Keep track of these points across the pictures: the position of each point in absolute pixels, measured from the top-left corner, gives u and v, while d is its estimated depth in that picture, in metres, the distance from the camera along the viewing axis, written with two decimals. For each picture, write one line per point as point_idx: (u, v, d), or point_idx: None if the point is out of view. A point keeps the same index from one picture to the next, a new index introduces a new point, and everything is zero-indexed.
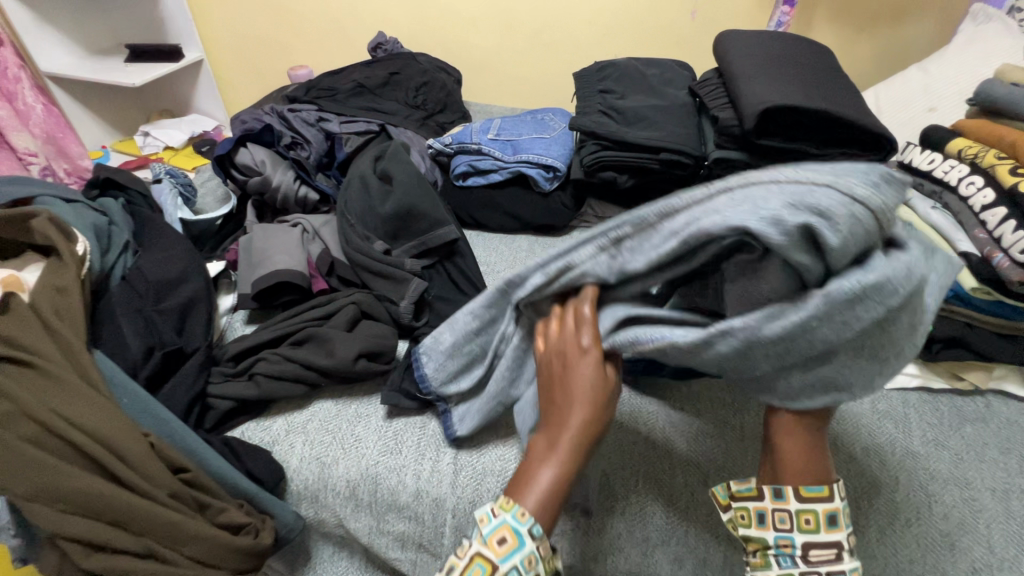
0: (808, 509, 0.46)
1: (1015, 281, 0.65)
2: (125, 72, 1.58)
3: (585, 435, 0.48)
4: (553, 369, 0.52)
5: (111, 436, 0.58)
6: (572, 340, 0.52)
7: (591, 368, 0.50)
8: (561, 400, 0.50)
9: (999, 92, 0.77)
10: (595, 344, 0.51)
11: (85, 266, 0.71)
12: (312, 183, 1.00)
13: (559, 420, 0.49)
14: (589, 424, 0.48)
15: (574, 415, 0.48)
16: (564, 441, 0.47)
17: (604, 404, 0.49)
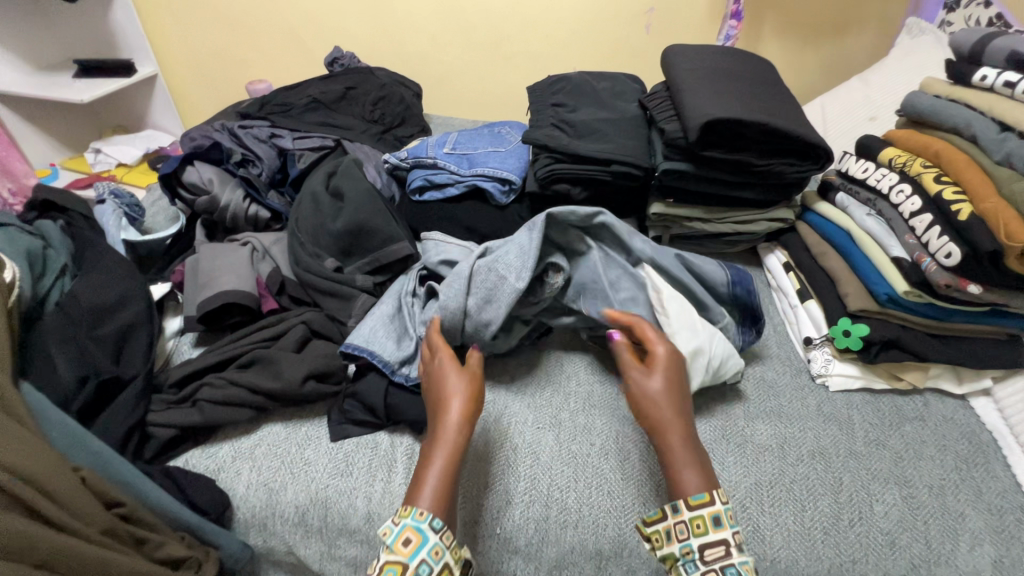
0: (699, 515, 0.52)
1: (941, 283, 0.69)
2: (73, 88, 1.53)
3: (461, 424, 0.58)
4: (428, 390, 0.64)
5: (37, 474, 0.53)
6: (438, 362, 0.65)
7: (456, 375, 0.62)
8: (440, 392, 0.61)
9: (924, 103, 0.80)
10: (454, 359, 0.64)
11: (14, 293, 0.68)
12: (263, 202, 0.99)
13: (439, 418, 0.59)
14: (465, 405, 0.59)
15: (449, 406, 0.59)
16: (446, 424, 0.58)
17: (475, 397, 0.61)
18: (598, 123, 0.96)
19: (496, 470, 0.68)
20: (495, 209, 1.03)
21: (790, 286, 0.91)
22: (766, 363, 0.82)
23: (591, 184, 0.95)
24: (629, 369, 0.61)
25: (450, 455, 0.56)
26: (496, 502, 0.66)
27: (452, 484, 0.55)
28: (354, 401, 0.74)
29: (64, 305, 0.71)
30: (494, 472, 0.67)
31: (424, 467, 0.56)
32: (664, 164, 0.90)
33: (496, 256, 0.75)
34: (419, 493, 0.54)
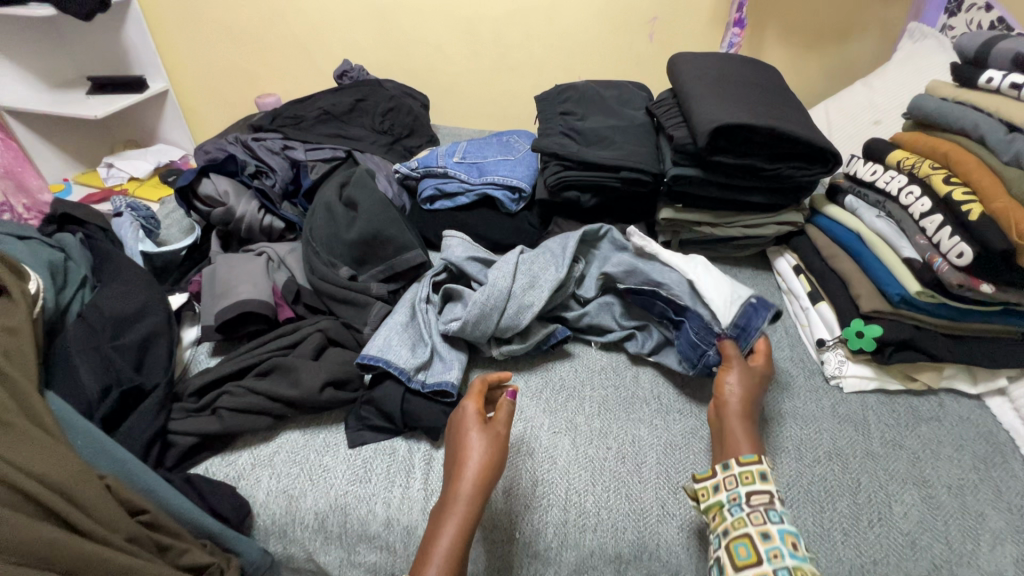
0: (748, 470, 0.58)
1: (953, 283, 0.69)
2: (87, 104, 1.56)
3: (477, 487, 0.57)
4: (450, 444, 0.63)
5: (64, 481, 0.54)
6: (463, 417, 0.64)
7: (478, 433, 0.61)
8: (459, 453, 0.60)
9: (929, 106, 0.82)
10: (478, 416, 0.63)
11: (38, 304, 0.70)
12: (279, 213, 1.01)
13: (454, 479, 0.58)
14: (482, 470, 0.57)
15: (465, 466, 0.58)
16: (460, 489, 0.56)
17: (495, 464, 0.59)
18: (606, 131, 0.98)
19: (508, 480, 0.68)
20: (505, 216, 1.04)
21: (801, 289, 0.92)
22: (779, 365, 0.83)
23: (601, 191, 0.96)
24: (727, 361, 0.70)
25: (462, 519, 0.55)
26: (510, 507, 0.66)
27: (460, 554, 0.53)
28: (371, 407, 0.74)
29: (86, 316, 0.73)
30: (511, 482, 0.67)
31: (432, 533, 0.55)
32: (673, 169, 0.91)
33: (534, 260, 0.83)
34: (425, 561, 0.52)
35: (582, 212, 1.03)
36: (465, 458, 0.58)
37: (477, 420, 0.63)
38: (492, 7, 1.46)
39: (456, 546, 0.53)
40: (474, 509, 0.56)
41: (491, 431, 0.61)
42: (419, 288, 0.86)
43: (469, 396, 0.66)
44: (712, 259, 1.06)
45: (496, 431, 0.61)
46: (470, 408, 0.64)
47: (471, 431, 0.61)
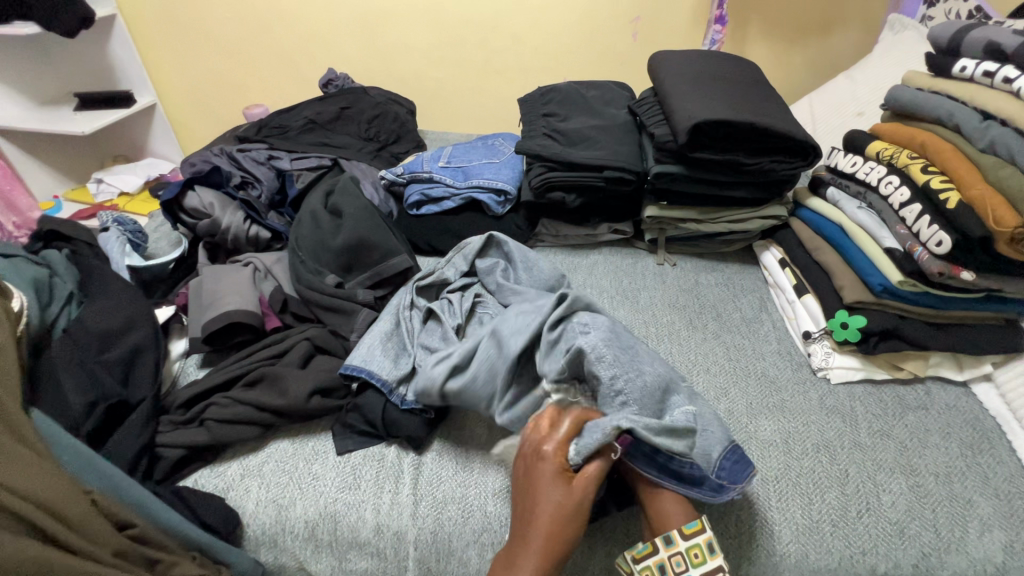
0: (694, 544, 0.52)
1: (934, 271, 0.69)
2: (74, 121, 1.56)
3: (547, 550, 0.52)
4: (520, 486, 0.57)
5: (49, 498, 0.54)
6: (539, 449, 0.57)
7: (561, 494, 0.54)
8: (529, 519, 0.54)
9: (905, 97, 0.82)
10: (556, 457, 0.56)
11: (22, 322, 0.70)
12: (264, 223, 1.01)
13: (525, 529, 0.53)
14: (550, 540, 0.52)
15: (539, 522, 0.53)
16: (527, 547, 0.52)
17: (569, 529, 0.53)
18: (589, 131, 0.98)
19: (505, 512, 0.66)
20: (492, 219, 1.05)
21: (787, 283, 0.92)
22: (767, 359, 0.83)
23: (585, 191, 0.97)
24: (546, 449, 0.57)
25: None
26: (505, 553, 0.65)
27: None
28: (357, 414, 0.74)
29: (72, 331, 0.73)
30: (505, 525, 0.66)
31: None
32: (655, 168, 0.91)
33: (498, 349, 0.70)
34: None
35: (568, 213, 1.04)
36: (535, 521, 0.53)
37: (559, 475, 0.55)
38: (475, 11, 1.46)
39: None
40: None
41: (569, 490, 0.54)
42: (405, 294, 0.86)
43: (550, 435, 0.58)
44: (700, 255, 1.06)
45: (580, 497, 0.54)
46: (551, 443, 0.57)
47: (549, 487, 0.54)
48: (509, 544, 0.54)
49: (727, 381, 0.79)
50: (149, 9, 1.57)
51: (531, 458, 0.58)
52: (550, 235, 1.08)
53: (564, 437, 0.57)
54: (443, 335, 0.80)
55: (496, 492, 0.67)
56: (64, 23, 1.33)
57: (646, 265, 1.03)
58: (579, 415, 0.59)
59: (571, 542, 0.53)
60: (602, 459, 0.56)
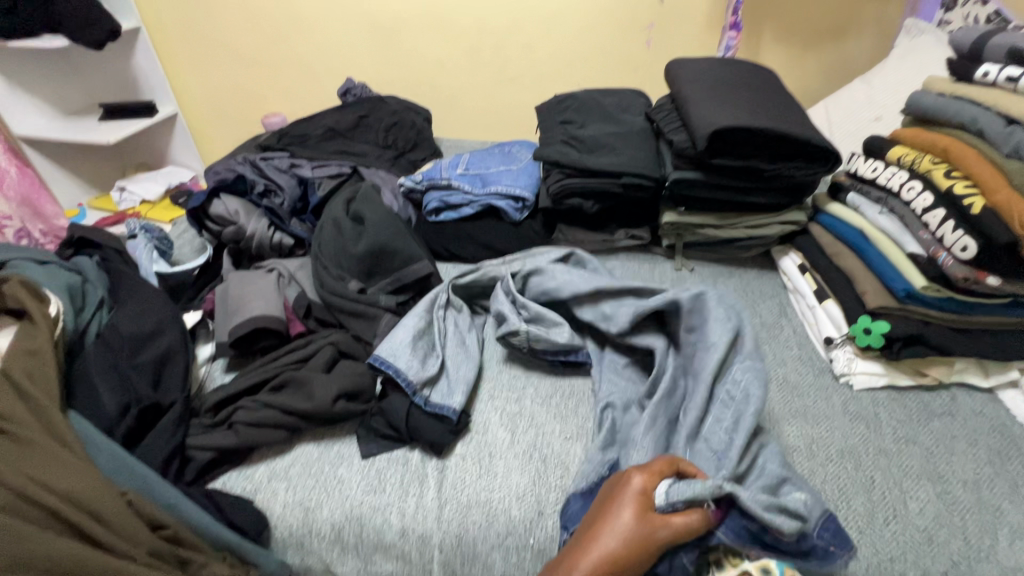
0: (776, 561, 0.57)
1: (959, 276, 0.69)
2: (99, 131, 1.60)
3: (604, 568, 0.53)
4: (596, 509, 0.58)
5: (87, 498, 0.56)
6: (627, 479, 0.58)
7: (634, 523, 0.54)
8: (593, 534, 0.55)
9: (927, 102, 0.82)
10: (642, 488, 0.56)
11: (58, 327, 0.72)
12: (287, 229, 1.03)
13: (588, 543, 0.55)
14: (607, 558, 0.53)
15: (602, 539, 0.54)
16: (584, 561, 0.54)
17: (630, 557, 0.53)
18: (606, 138, 0.99)
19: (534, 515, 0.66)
20: (510, 226, 1.06)
21: (807, 288, 0.92)
22: (788, 364, 0.83)
23: (603, 197, 0.97)
24: (639, 483, 0.57)
25: None
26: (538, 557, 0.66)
27: None
28: (381, 418, 0.75)
29: (105, 336, 0.75)
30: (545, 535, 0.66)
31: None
32: (673, 174, 0.92)
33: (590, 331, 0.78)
34: None
35: (585, 219, 1.04)
36: (598, 539, 0.54)
37: (637, 505, 0.55)
38: (490, 20, 1.48)
39: None
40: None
41: (645, 524, 0.54)
42: (441, 290, 0.88)
43: (643, 468, 0.58)
44: (718, 260, 1.06)
45: (655, 534, 0.53)
46: (641, 475, 0.57)
47: (624, 513, 0.55)
48: (565, 555, 0.57)
49: None
50: (172, 22, 1.61)
51: (615, 483, 0.59)
52: (567, 241, 1.09)
53: (654, 475, 0.58)
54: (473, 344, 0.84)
55: (519, 497, 0.68)
56: (91, 35, 1.37)
57: (664, 271, 1.04)
58: (674, 458, 0.59)
59: (630, 572, 0.53)
60: (690, 514, 0.55)
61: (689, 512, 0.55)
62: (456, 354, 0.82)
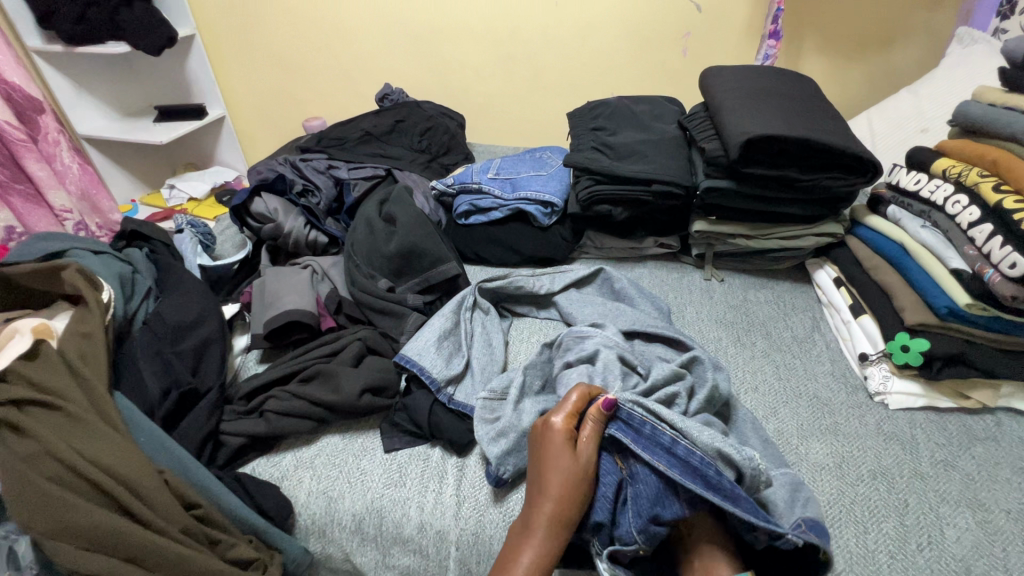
0: None
1: (1007, 295, 0.66)
2: (153, 130, 1.68)
3: (557, 515, 0.56)
4: (533, 459, 0.62)
5: (129, 474, 0.60)
6: (548, 420, 0.62)
7: (567, 458, 0.59)
8: (540, 482, 0.59)
9: (976, 113, 0.79)
10: (565, 425, 0.61)
11: (109, 312, 0.76)
12: (323, 228, 1.07)
13: (536, 496, 0.58)
14: (560, 496, 0.57)
15: (547, 489, 0.58)
16: (539, 516, 0.57)
17: (575, 489, 0.58)
18: (637, 145, 0.99)
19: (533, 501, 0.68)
20: (538, 231, 1.06)
21: (842, 302, 0.89)
22: (819, 380, 0.81)
23: (632, 205, 0.97)
24: (557, 421, 0.62)
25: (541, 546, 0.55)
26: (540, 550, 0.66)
27: None
28: (404, 414, 0.77)
29: (151, 323, 0.80)
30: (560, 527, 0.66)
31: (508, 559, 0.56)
32: (704, 182, 0.91)
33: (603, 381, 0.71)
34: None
35: (613, 227, 1.04)
36: (545, 488, 0.58)
37: (564, 441, 0.60)
38: (526, 27, 1.50)
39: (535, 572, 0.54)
40: (552, 548, 0.55)
41: (576, 456, 0.59)
42: (469, 292, 0.90)
43: (563, 407, 0.63)
44: (749, 271, 1.04)
45: (583, 456, 0.60)
46: (560, 414, 0.62)
47: (557, 453, 0.59)
48: (522, 514, 0.59)
49: (777, 401, 0.77)
50: (225, 29, 1.70)
51: (543, 427, 0.62)
52: (594, 248, 1.09)
53: (573, 411, 0.62)
54: (499, 356, 0.84)
55: None
56: (151, 42, 1.46)
57: (693, 280, 1.02)
58: (586, 389, 0.64)
59: (579, 506, 0.58)
60: (594, 418, 0.62)
61: (598, 423, 0.61)
62: (483, 357, 0.83)
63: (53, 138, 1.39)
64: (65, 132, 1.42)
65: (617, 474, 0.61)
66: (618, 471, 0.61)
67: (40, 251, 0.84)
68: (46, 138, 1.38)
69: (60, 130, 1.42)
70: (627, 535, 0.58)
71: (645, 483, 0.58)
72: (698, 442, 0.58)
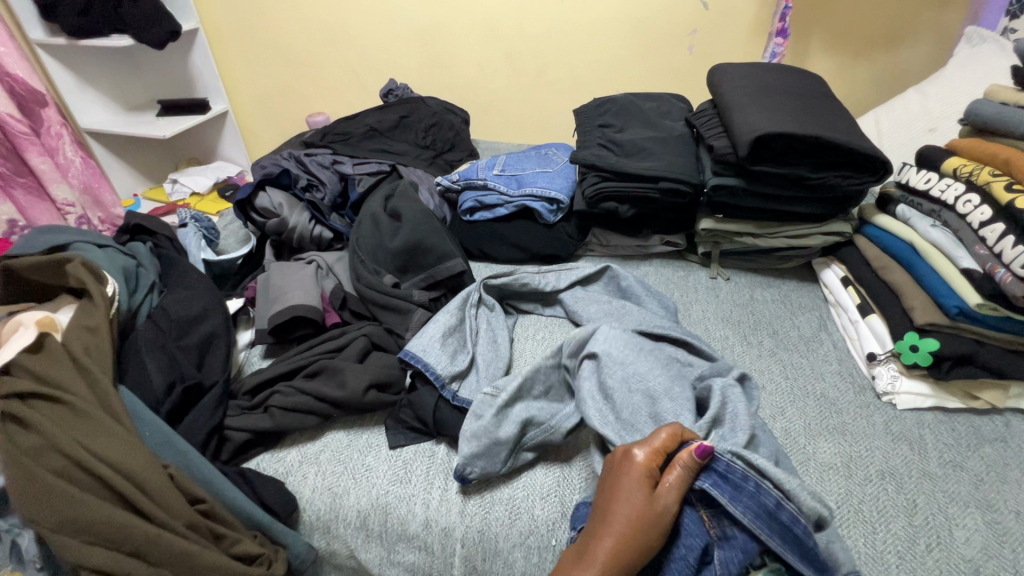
0: None
1: (1018, 295, 0.65)
2: (156, 124, 1.68)
3: (619, 559, 0.52)
4: (604, 491, 0.57)
5: (133, 469, 0.60)
6: (627, 453, 0.57)
7: (640, 498, 0.54)
8: (607, 516, 0.54)
9: (988, 112, 0.78)
10: (644, 462, 0.56)
11: (114, 306, 0.76)
12: (328, 223, 1.06)
13: (599, 530, 0.54)
14: (624, 536, 0.53)
15: (613, 527, 0.53)
16: (597, 551, 0.52)
17: (645, 535, 0.53)
18: (645, 142, 0.98)
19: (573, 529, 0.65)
20: (544, 228, 1.06)
21: (850, 301, 0.89)
22: (827, 380, 0.80)
23: (639, 202, 0.97)
24: (638, 457, 0.56)
25: None
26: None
27: None
28: (409, 410, 0.77)
29: (155, 317, 0.79)
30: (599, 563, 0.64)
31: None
32: (712, 180, 0.90)
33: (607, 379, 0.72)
34: None
35: (619, 224, 1.04)
36: (610, 522, 0.54)
37: (642, 479, 0.55)
38: (531, 23, 1.49)
39: None
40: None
41: (652, 498, 0.54)
42: (474, 289, 0.89)
43: (647, 442, 0.58)
44: (755, 270, 1.04)
45: (663, 502, 0.54)
46: (642, 449, 0.57)
47: (631, 490, 0.55)
48: (579, 545, 0.55)
49: (784, 400, 0.77)
50: (229, 23, 1.69)
51: (620, 457, 0.58)
52: (599, 245, 1.09)
53: (658, 449, 0.57)
54: (502, 353, 0.84)
55: (543, 496, 0.68)
56: (155, 36, 1.45)
57: (699, 279, 1.02)
58: (679, 430, 0.58)
59: (646, 554, 0.53)
60: (684, 464, 0.55)
61: (687, 470, 0.55)
62: (487, 353, 0.82)
63: (55, 132, 1.38)
64: (68, 125, 1.40)
65: (703, 538, 0.55)
66: (706, 533, 0.55)
67: (43, 244, 0.84)
68: (48, 132, 1.36)
69: (63, 122, 1.40)
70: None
71: (738, 549, 0.54)
72: (803, 506, 0.54)
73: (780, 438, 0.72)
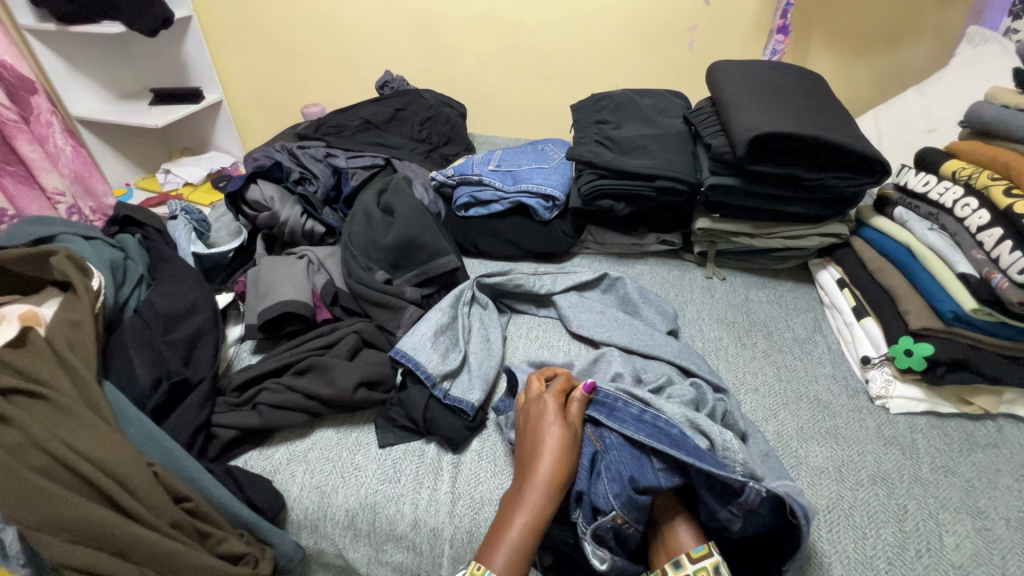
0: (701, 567, 0.53)
1: (1014, 300, 0.65)
2: (148, 113, 1.65)
3: (551, 483, 0.56)
4: (524, 436, 0.62)
5: (118, 466, 0.59)
6: (538, 401, 0.64)
7: (557, 429, 0.60)
8: (537, 451, 0.58)
9: (988, 115, 0.78)
10: (554, 404, 0.63)
11: (100, 300, 0.74)
12: (320, 218, 1.05)
13: (531, 463, 0.58)
14: (554, 467, 0.57)
15: (543, 457, 0.58)
16: (533, 478, 0.56)
17: (569, 459, 0.58)
18: (642, 139, 0.97)
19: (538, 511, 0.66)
20: (539, 225, 1.05)
21: (845, 304, 0.88)
22: (820, 383, 0.80)
23: (635, 200, 0.96)
24: (546, 399, 0.63)
25: (536, 515, 0.54)
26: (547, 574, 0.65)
27: (529, 550, 0.53)
28: (399, 409, 0.76)
29: (142, 312, 0.78)
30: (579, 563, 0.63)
31: (501, 525, 0.55)
32: (709, 179, 0.89)
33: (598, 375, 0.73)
34: (495, 550, 0.53)
35: (615, 222, 1.03)
36: (540, 455, 0.58)
37: (556, 415, 0.61)
38: (529, 16, 1.48)
39: (526, 537, 0.53)
40: (547, 509, 0.55)
41: (568, 429, 0.60)
42: (467, 287, 0.89)
43: (548, 391, 0.65)
44: (751, 270, 1.03)
45: (573, 427, 0.61)
46: (548, 395, 0.64)
47: (550, 426, 0.60)
48: (514, 485, 0.58)
49: (777, 403, 0.76)
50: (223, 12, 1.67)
51: (532, 405, 0.64)
52: (595, 242, 1.08)
53: (557, 390, 0.65)
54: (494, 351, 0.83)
55: None
56: (145, 23, 1.42)
57: (694, 278, 1.01)
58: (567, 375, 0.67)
59: (570, 475, 0.58)
60: (579, 398, 0.64)
61: (580, 399, 0.64)
62: (479, 351, 0.82)
63: (45, 120, 1.36)
64: (58, 113, 1.39)
65: (591, 446, 0.62)
66: (592, 446, 0.62)
67: (28, 236, 0.82)
68: (38, 120, 1.35)
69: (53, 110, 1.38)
70: (603, 503, 0.58)
71: (620, 451, 0.60)
72: (669, 413, 0.63)
73: (773, 440, 0.72)
